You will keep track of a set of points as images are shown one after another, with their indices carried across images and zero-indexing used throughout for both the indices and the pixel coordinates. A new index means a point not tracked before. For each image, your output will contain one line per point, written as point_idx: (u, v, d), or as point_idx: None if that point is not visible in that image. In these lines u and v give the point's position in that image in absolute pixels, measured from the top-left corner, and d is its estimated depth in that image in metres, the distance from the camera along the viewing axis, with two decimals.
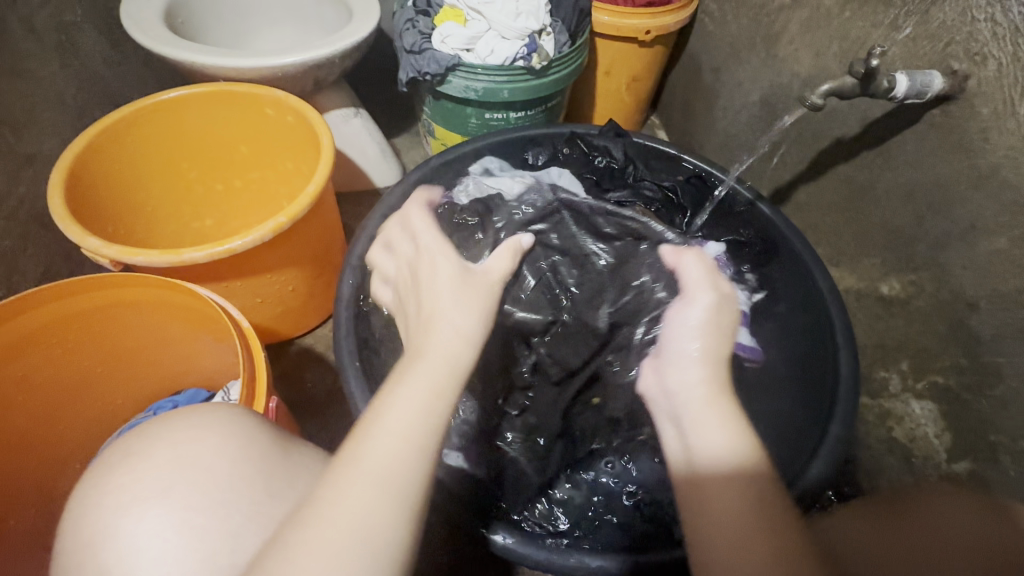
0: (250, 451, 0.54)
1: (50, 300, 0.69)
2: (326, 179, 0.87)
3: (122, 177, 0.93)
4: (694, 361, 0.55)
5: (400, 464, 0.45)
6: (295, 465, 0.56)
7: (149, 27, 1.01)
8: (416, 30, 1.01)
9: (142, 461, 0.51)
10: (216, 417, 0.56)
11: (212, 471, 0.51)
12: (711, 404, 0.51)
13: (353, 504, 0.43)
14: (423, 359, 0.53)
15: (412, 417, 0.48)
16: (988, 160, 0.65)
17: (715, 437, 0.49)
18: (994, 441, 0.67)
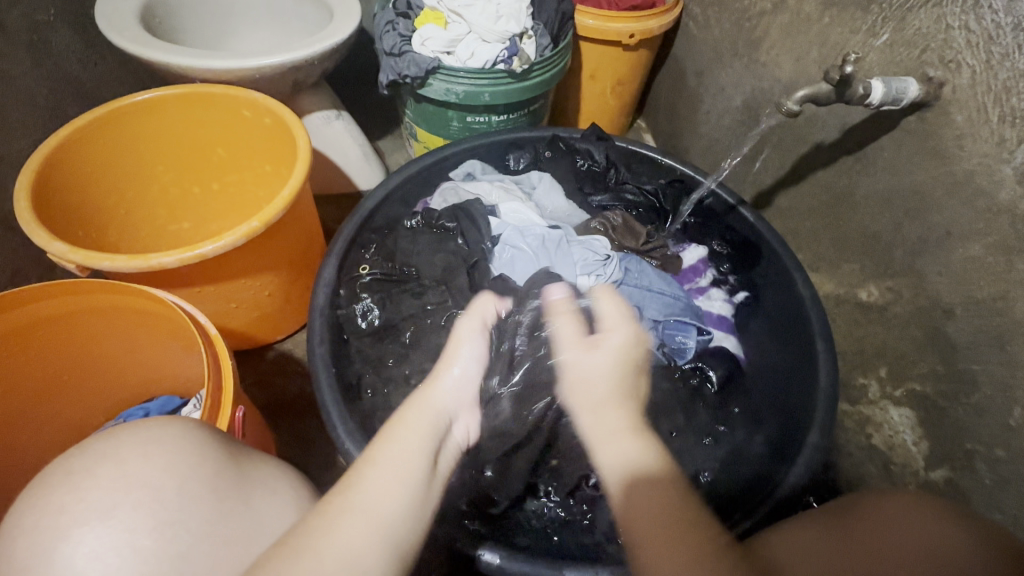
0: (203, 467, 0.53)
1: (7, 309, 0.66)
2: (301, 182, 0.85)
3: (93, 182, 0.92)
4: (587, 398, 0.52)
5: (396, 504, 0.46)
6: (249, 482, 0.55)
7: (124, 27, 0.99)
8: (396, 32, 1.00)
9: (85, 479, 0.50)
10: (166, 432, 0.54)
11: (161, 490, 0.50)
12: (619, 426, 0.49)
13: (352, 538, 0.43)
14: (419, 407, 0.55)
15: (410, 457, 0.50)
16: (963, 167, 0.65)
17: (630, 469, 0.46)
18: (971, 449, 0.67)
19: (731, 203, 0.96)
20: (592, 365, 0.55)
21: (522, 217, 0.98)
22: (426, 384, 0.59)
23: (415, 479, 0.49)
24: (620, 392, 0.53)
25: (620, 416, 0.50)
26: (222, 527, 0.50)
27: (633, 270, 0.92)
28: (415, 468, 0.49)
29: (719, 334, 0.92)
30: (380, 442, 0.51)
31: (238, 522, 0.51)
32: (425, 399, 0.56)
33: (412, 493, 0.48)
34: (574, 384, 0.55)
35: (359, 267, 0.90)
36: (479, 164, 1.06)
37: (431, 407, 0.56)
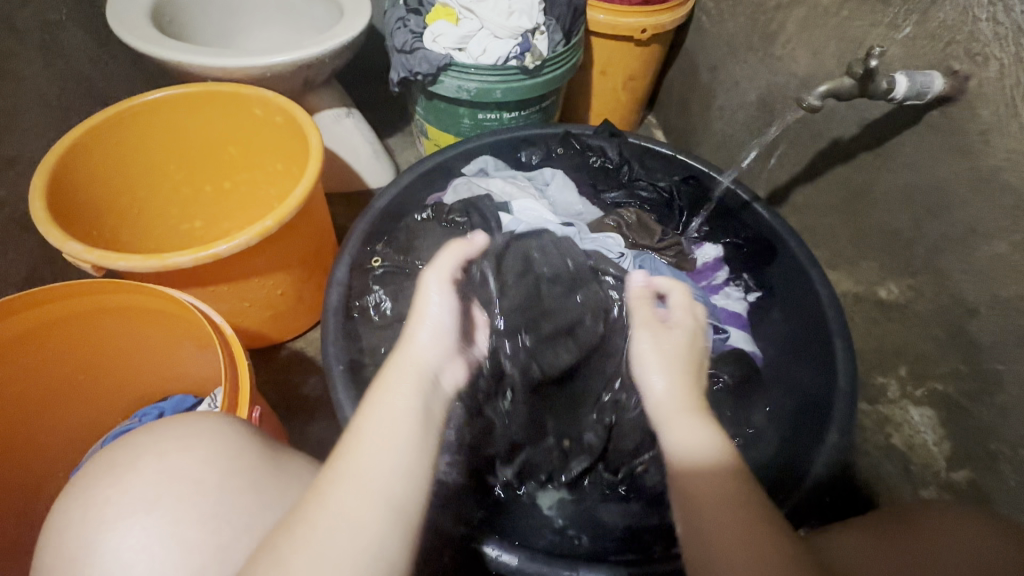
0: (240, 459, 0.53)
1: (25, 308, 0.66)
2: (314, 181, 0.85)
3: (107, 180, 0.92)
4: (659, 375, 0.53)
5: (385, 468, 0.44)
6: (287, 473, 0.55)
7: (135, 25, 0.99)
8: (407, 28, 0.99)
9: (128, 472, 0.50)
10: (203, 426, 0.55)
11: (203, 482, 0.50)
12: (681, 404, 0.51)
13: (343, 509, 0.42)
14: (396, 369, 0.51)
15: (394, 421, 0.47)
16: (989, 162, 0.64)
17: (700, 453, 0.48)
18: (995, 450, 0.66)
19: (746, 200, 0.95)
20: (666, 346, 0.56)
21: (535, 213, 0.97)
22: (400, 342, 0.54)
23: (400, 440, 0.46)
24: (687, 381, 0.54)
25: (688, 398, 0.52)
26: (263, 517, 0.50)
27: (648, 268, 0.92)
28: (401, 429, 0.47)
29: (735, 332, 0.91)
30: (366, 410, 0.48)
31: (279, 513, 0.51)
32: (402, 354, 0.52)
33: (398, 456, 0.45)
34: (645, 364, 0.55)
35: (371, 260, 0.90)
36: (492, 160, 1.06)
37: (411, 363, 0.52)
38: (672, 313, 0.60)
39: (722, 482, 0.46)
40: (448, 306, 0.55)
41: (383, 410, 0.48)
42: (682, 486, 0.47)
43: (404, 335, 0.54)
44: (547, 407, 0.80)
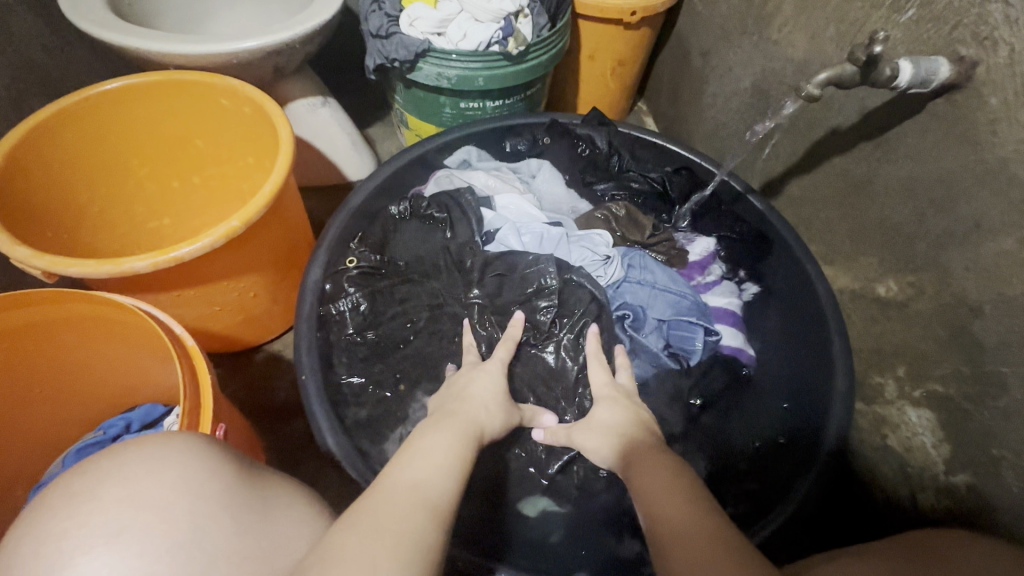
0: (213, 482, 0.50)
1: None
2: (285, 176, 0.80)
3: (64, 177, 0.86)
4: (599, 439, 0.64)
5: (439, 484, 0.50)
6: (264, 501, 0.53)
7: (89, 10, 0.92)
8: (382, 12, 0.93)
9: (87, 502, 0.46)
10: (173, 447, 0.51)
11: (173, 509, 0.47)
12: (626, 446, 0.61)
13: (396, 509, 0.45)
14: (451, 418, 0.62)
15: (444, 452, 0.55)
16: (997, 154, 0.60)
17: (663, 466, 0.55)
18: (997, 455, 0.63)
19: (741, 190, 0.92)
20: (596, 417, 0.68)
21: (518, 209, 0.93)
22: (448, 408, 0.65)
23: (451, 467, 0.53)
24: (631, 433, 0.63)
25: (631, 440, 0.61)
26: (237, 544, 0.48)
27: (636, 265, 0.87)
28: (446, 459, 0.54)
29: (728, 332, 0.87)
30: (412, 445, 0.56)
31: (255, 538, 0.49)
32: (461, 417, 0.62)
33: (444, 475, 0.52)
34: (597, 442, 0.64)
35: (346, 260, 0.83)
36: (476, 150, 1.01)
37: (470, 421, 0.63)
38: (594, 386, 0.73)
39: (671, 475, 0.53)
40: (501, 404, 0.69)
41: (440, 439, 0.57)
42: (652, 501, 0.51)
43: (463, 401, 0.67)
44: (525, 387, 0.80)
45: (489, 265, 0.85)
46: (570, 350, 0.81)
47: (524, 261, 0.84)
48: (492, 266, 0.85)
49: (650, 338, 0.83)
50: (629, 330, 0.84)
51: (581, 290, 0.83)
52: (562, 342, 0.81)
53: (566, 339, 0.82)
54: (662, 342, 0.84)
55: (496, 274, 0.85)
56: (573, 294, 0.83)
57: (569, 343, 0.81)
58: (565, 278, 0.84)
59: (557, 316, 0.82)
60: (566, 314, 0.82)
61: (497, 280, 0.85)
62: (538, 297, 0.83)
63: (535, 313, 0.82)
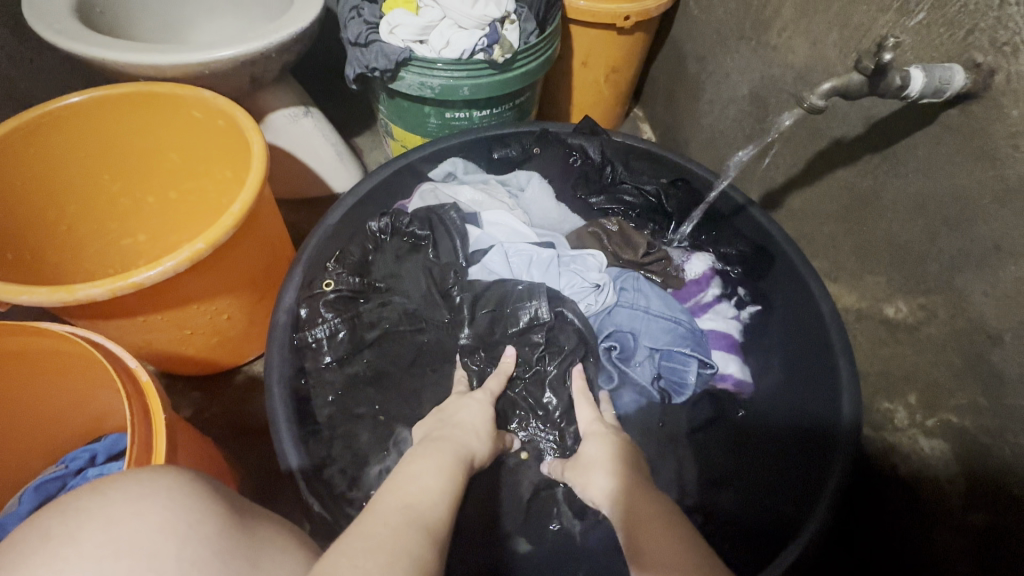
0: (203, 524, 0.45)
1: None
2: (257, 193, 0.75)
3: (28, 198, 0.82)
4: (586, 476, 0.60)
5: (435, 509, 0.46)
6: (256, 539, 0.48)
7: (56, 19, 0.88)
8: (361, 19, 0.89)
9: (66, 545, 0.41)
10: (162, 485, 0.46)
11: (156, 557, 0.42)
12: (616, 486, 0.56)
13: (389, 528, 0.42)
14: (436, 442, 0.58)
15: (430, 475, 0.51)
16: (1017, 171, 0.55)
17: (651, 508, 0.50)
18: (1018, 495, 0.58)
19: (740, 204, 0.87)
20: (584, 454, 0.63)
21: (506, 227, 0.88)
22: (433, 434, 0.61)
23: (442, 490, 0.49)
24: (621, 469, 0.58)
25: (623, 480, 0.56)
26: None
27: (629, 289, 0.83)
28: (438, 482, 0.50)
29: (725, 361, 0.82)
30: (404, 467, 0.52)
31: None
32: (448, 440, 0.59)
33: (439, 500, 0.48)
34: (585, 479, 0.60)
35: (323, 283, 0.77)
36: (461, 162, 0.97)
37: (460, 445, 0.59)
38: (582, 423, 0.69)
39: (662, 521, 0.48)
40: (486, 431, 0.65)
41: (426, 464, 0.53)
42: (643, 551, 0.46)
43: (452, 424, 0.63)
44: (510, 416, 0.76)
45: (479, 300, 0.81)
46: (558, 385, 0.77)
47: (514, 291, 0.79)
48: (482, 302, 0.80)
49: (643, 367, 0.79)
50: (616, 362, 0.80)
51: (568, 327, 0.79)
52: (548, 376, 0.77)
53: (551, 377, 0.77)
54: (654, 374, 0.79)
55: (483, 307, 0.80)
56: (562, 333, 0.79)
57: (556, 379, 0.77)
58: (557, 309, 0.79)
59: (546, 347, 0.79)
60: (554, 350, 0.79)
61: (489, 317, 0.80)
62: (528, 327, 0.79)
63: (525, 347, 0.79)
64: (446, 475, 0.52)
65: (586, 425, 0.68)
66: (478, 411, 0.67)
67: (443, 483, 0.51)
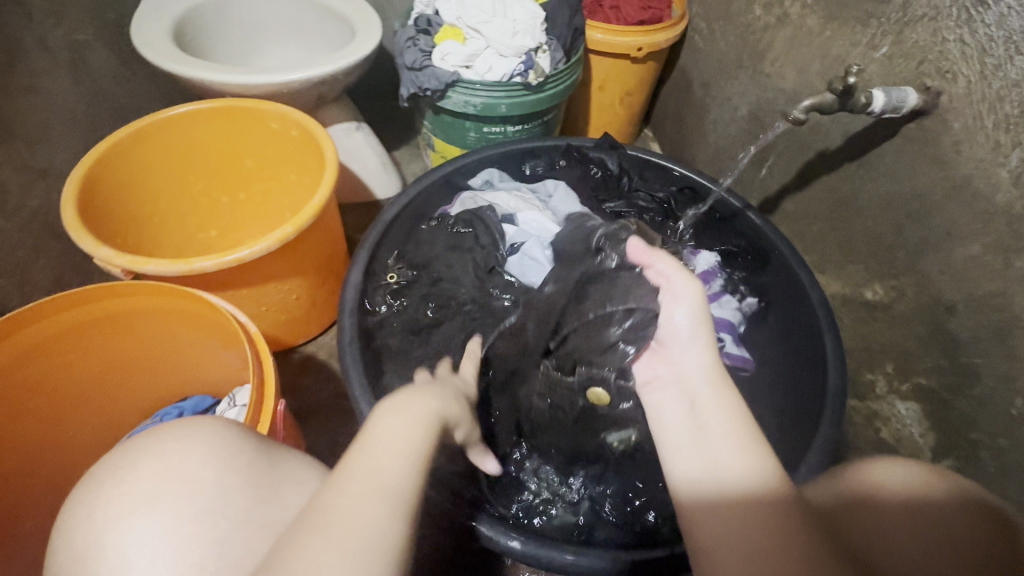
0: (237, 458, 0.56)
1: (46, 314, 0.72)
2: (330, 191, 0.89)
3: (129, 194, 0.97)
4: (710, 402, 0.52)
5: (396, 473, 0.45)
6: (283, 471, 0.58)
7: (158, 44, 1.03)
8: (416, 47, 1.04)
9: (128, 474, 0.53)
10: (205, 425, 0.58)
11: (200, 479, 0.53)
12: (730, 432, 0.49)
13: (348, 504, 0.42)
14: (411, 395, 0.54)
15: (400, 436, 0.49)
16: (961, 171, 0.69)
17: (756, 472, 0.45)
18: (975, 439, 0.70)
19: (738, 208, 1.01)
20: (687, 368, 0.57)
21: (539, 224, 1.02)
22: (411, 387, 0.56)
23: (410, 452, 0.48)
24: (727, 403, 0.51)
25: (703, 374, 0.55)
26: (259, 514, 0.53)
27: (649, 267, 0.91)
28: (405, 445, 0.48)
29: (728, 340, 0.94)
30: (371, 429, 0.50)
31: (279, 509, 0.54)
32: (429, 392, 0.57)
33: (405, 458, 0.47)
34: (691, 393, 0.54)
35: (388, 276, 0.97)
36: (497, 172, 1.11)
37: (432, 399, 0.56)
38: (667, 271, 0.63)
39: (763, 496, 0.43)
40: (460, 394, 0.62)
41: (397, 421, 0.50)
42: (723, 455, 0.47)
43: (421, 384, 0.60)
44: (581, 279, 0.84)
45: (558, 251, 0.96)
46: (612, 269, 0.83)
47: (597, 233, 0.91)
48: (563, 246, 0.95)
49: None
50: None
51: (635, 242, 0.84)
52: (607, 269, 0.82)
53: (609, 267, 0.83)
54: None
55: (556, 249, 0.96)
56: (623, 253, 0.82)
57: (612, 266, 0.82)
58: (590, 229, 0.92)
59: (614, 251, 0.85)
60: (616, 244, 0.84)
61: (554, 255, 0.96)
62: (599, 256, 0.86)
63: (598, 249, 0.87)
64: (419, 426, 0.51)
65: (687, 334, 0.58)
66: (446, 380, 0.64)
67: (412, 446, 0.48)
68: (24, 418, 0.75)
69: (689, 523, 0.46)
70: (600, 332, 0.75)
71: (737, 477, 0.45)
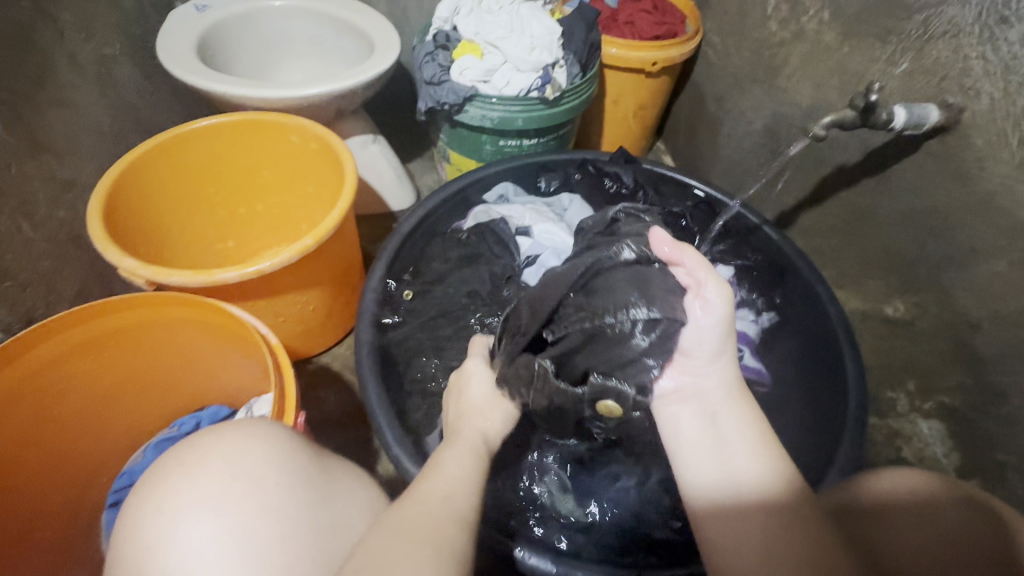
0: (294, 462, 0.59)
1: (73, 323, 0.73)
2: (349, 204, 0.90)
3: (155, 205, 0.99)
4: (732, 420, 0.54)
5: (460, 495, 0.53)
6: (335, 478, 0.61)
7: (182, 59, 1.06)
8: (435, 62, 1.05)
9: (199, 471, 0.56)
10: (266, 430, 0.61)
11: (263, 480, 0.56)
12: (751, 447, 0.52)
13: (424, 518, 0.49)
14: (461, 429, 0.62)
15: (462, 463, 0.57)
16: (985, 187, 0.68)
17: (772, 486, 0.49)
18: (1003, 460, 0.69)
19: (754, 222, 1.01)
20: (703, 385, 0.56)
21: (555, 237, 1.02)
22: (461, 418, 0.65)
23: (469, 477, 0.56)
24: (746, 419, 0.54)
25: (723, 389, 0.56)
26: (313, 515, 0.56)
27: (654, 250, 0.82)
28: (464, 471, 0.56)
29: (746, 353, 0.94)
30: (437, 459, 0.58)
31: (329, 515, 0.57)
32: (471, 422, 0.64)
33: (468, 483, 0.55)
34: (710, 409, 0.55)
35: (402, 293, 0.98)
36: (512, 186, 1.11)
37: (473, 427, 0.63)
38: (696, 272, 0.57)
39: (780, 508, 0.47)
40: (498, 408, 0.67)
41: (455, 452, 0.58)
42: (740, 468, 0.51)
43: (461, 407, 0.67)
44: (580, 271, 0.63)
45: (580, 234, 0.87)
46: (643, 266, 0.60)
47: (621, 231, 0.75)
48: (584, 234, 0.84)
49: None
50: None
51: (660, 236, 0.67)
52: (621, 261, 0.61)
53: (628, 260, 0.61)
54: None
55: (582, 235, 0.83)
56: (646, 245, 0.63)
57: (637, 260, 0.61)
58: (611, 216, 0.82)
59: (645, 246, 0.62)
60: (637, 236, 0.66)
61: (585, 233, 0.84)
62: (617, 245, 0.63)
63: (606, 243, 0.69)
64: (473, 456, 0.59)
65: (709, 348, 0.55)
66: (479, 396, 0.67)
67: (468, 471, 0.56)
68: (49, 426, 0.77)
69: (698, 528, 0.51)
70: (620, 343, 0.57)
71: (752, 488, 0.49)
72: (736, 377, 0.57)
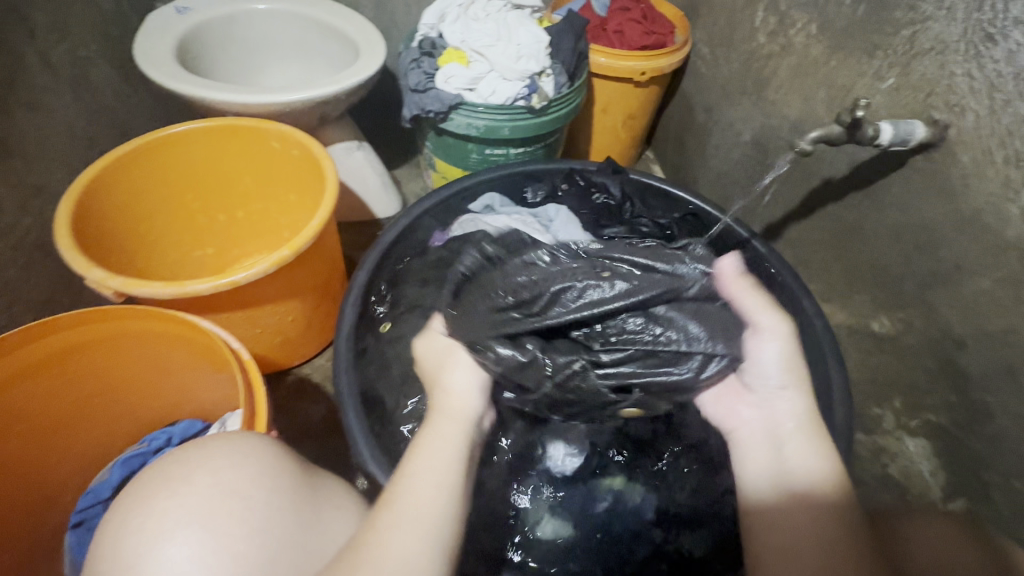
0: (279, 478, 0.56)
1: (38, 337, 0.70)
2: (330, 214, 0.88)
3: (130, 210, 0.96)
4: (796, 441, 0.59)
5: (434, 503, 0.51)
6: (318, 495, 0.59)
7: (160, 62, 1.03)
8: (420, 69, 1.03)
9: (180, 485, 0.53)
10: (247, 444, 0.58)
11: (245, 498, 0.53)
12: (816, 463, 0.57)
13: (400, 533, 0.48)
14: (445, 417, 0.60)
15: (442, 462, 0.54)
16: (971, 205, 0.68)
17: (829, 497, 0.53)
18: (986, 479, 0.68)
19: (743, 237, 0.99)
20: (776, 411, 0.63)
21: None
22: (437, 404, 0.62)
23: (449, 482, 0.53)
24: (815, 443, 0.58)
25: (795, 418, 0.61)
26: (290, 534, 0.53)
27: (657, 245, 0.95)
28: (443, 471, 0.54)
29: None
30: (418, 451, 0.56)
31: (308, 534, 0.54)
32: (446, 410, 0.60)
33: (446, 489, 0.52)
34: (775, 431, 0.62)
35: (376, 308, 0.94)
36: (499, 197, 1.09)
37: (457, 415, 0.61)
38: (756, 309, 0.66)
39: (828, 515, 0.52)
40: (476, 393, 0.64)
41: (434, 450, 0.56)
42: (798, 481, 0.56)
43: (444, 391, 0.64)
44: (645, 291, 0.69)
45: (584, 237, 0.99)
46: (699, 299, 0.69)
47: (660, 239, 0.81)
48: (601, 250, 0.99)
49: None
50: None
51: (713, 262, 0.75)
52: (689, 292, 0.69)
53: (691, 291, 0.69)
54: None
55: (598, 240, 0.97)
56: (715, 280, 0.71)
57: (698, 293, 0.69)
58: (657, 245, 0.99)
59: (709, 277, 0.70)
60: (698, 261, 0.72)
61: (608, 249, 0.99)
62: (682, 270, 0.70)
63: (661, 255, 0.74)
64: (453, 453, 0.56)
65: (779, 376, 0.63)
66: (465, 382, 0.64)
67: (450, 475, 0.54)
68: (11, 444, 0.73)
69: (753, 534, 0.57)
70: (681, 376, 0.67)
71: (805, 493, 0.55)
72: (808, 408, 0.62)
